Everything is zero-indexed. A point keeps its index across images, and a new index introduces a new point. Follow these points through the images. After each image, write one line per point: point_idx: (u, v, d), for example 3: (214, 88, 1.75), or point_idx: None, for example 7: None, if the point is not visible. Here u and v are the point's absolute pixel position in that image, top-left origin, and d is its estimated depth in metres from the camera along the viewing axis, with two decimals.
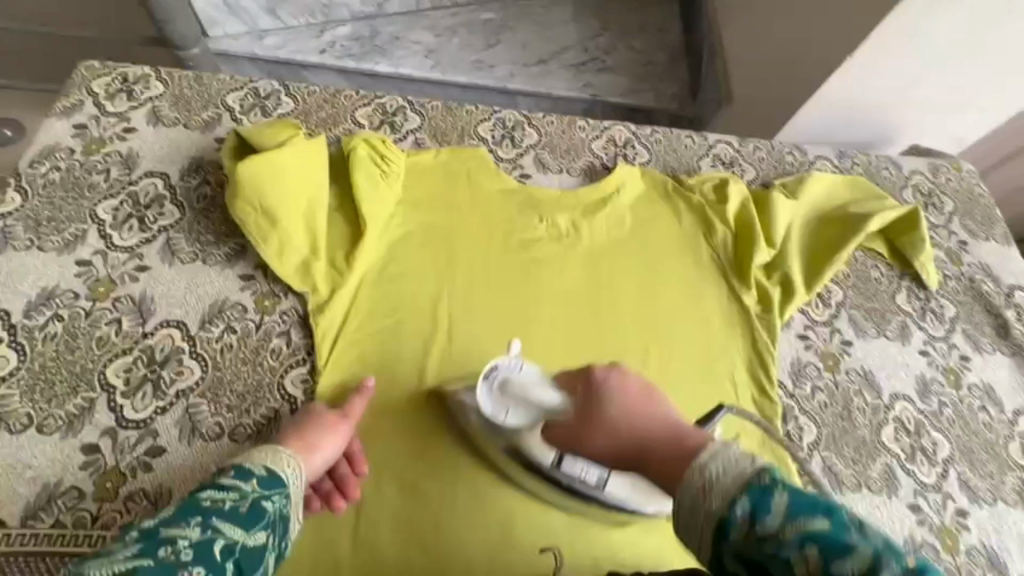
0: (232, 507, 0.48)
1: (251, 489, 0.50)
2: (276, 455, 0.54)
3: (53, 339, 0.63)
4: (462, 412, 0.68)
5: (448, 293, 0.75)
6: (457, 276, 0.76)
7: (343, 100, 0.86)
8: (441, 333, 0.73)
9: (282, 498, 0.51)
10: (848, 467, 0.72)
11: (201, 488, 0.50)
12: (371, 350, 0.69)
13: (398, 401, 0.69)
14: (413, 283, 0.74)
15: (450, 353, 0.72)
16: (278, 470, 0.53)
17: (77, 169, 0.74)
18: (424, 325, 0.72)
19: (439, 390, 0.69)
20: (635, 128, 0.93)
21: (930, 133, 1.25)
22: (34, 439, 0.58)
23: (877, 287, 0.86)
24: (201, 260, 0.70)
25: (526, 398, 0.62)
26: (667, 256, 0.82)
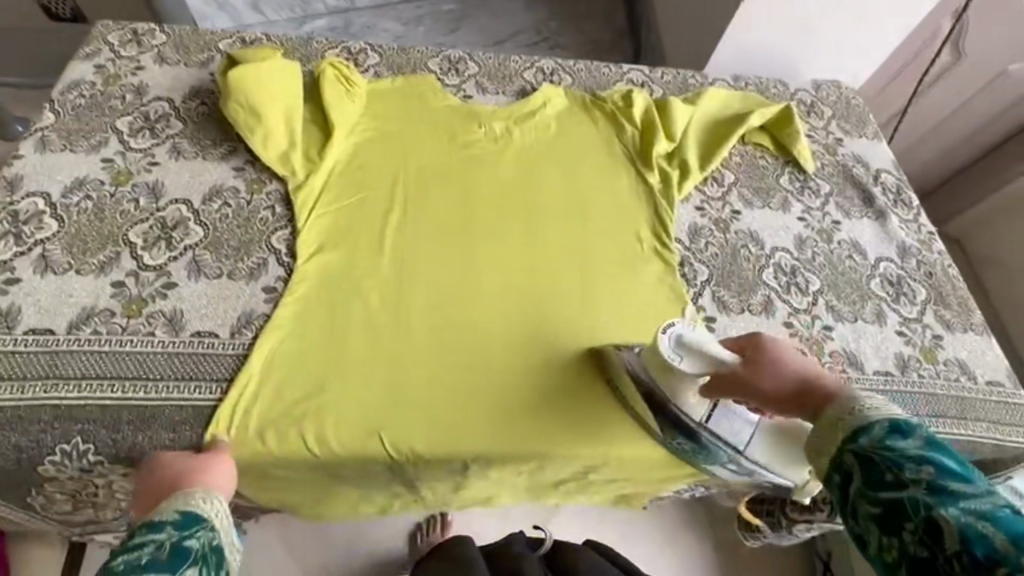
0: (150, 556, 0.52)
1: (164, 535, 0.54)
2: (186, 498, 0.59)
3: (86, 211, 0.79)
4: (416, 263, 0.83)
5: (402, 180, 0.91)
6: (409, 167, 0.93)
7: (314, 45, 1.04)
8: (396, 207, 0.88)
9: (204, 532, 0.57)
10: (734, 297, 0.88)
11: (113, 556, 0.52)
12: (336, 218, 0.84)
13: (358, 255, 0.82)
14: (373, 172, 0.90)
15: (405, 222, 0.87)
16: (191, 508, 0.58)
17: (100, 96, 0.92)
18: (382, 202, 0.88)
19: (395, 248, 0.84)
20: (560, 61, 1.13)
21: (835, 66, 1.41)
22: (74, 277, 0.74)
23: (764, 171, 1.04)
24: (202, 157, 0.87)
25: (694, 348, 0.72)
26: (586, 154, 1.00)
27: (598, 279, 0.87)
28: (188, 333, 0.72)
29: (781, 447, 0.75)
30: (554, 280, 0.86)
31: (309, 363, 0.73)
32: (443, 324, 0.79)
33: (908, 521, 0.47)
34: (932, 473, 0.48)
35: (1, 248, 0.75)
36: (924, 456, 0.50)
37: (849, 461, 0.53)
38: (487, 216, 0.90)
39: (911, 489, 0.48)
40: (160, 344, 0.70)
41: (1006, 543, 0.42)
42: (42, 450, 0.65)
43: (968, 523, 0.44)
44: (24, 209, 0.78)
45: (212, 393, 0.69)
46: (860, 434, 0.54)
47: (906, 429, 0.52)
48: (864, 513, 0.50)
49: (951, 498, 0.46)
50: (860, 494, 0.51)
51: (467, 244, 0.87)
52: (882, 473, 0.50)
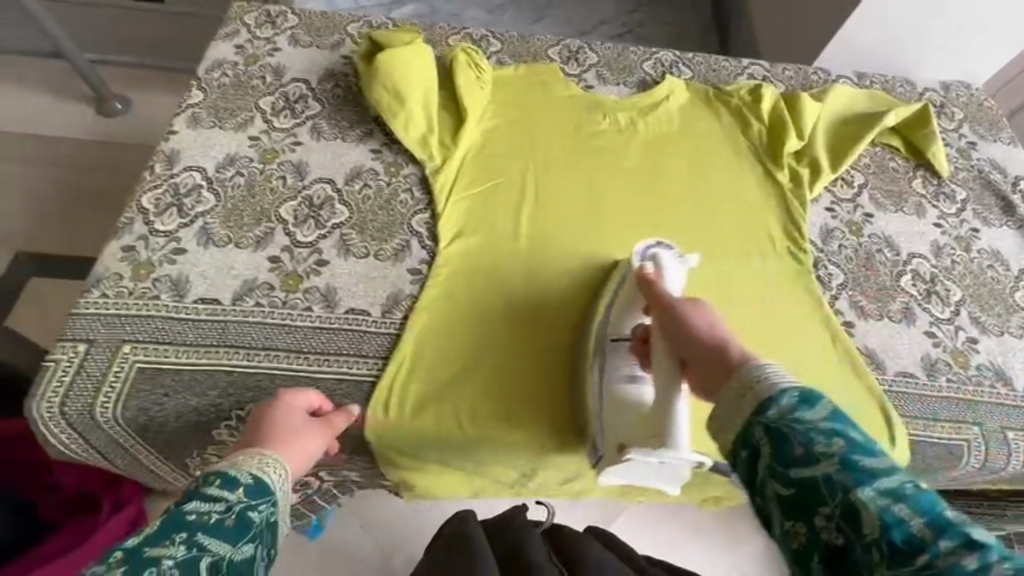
0: (218, 520, 0.48)
1: (236, 498, 0.51)
2: (264, 464, 0.56)
3: (239, 187, 0.82)
4: (552, 251, 0.84)
5: (532, 166, 0.91)
6: (537, 154, 0.93)
7: (437, 30, 1.04)
8: (529, 191, 0.88)
9: (269, 507, 0.52)
10: (872, 302, 0.85)
11: (187, 501, 0.50)
12: (474, 202, 0.85)
13: (498, 238, 0.83)
14: (504, 156, 0.91)
15: (539, 206, 0.87)
16: (265, 477, 0.55)
17: (242, 75, 0.95)
18: (515, 186, 0.88)
19: (531, 231, 0.85)
20: (678, 54, 1.10)
21: (964, 60, 1.31)
22: (235, 250, 0.76)
23: (895, 174, 1.00)
24: (341, 139, 0.89)
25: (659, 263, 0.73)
26: (711, 147, 0.98)
27: (731, 273, 0.86)
28: (342, 310, 0.74)
29: (621, 413, 0.69)
30: (686, 272, 0.86)
31: (454, 345, 0.75)
32: (577, 313, 0.80)
33: (817, 504, 0.42)
34: (842, 447, 0.42)
35: (165, 218, 0.78)
36: (832, 426, 0.44)
37: (755, 435, 0.46)
38: (614, 207, 0.90)
39: (823, 465, 0.43)
40: (319, 319, 0.72)
41: (924, 528, 0.38)
42: (218, 416, 0.67)
43: (884, 507, 0.39)
44: (183, 181, 0.81)
45: (369, 369, 0.71)
46: (771, 400, 0.46)
47: (813, 398, 0.45)
48: (772, 493, 0.45)
49: (861, 473, 0.41)
50: (773, 474, 0.45)
51: (597, 231, 0.87)
52: (790, 445, 0.44)
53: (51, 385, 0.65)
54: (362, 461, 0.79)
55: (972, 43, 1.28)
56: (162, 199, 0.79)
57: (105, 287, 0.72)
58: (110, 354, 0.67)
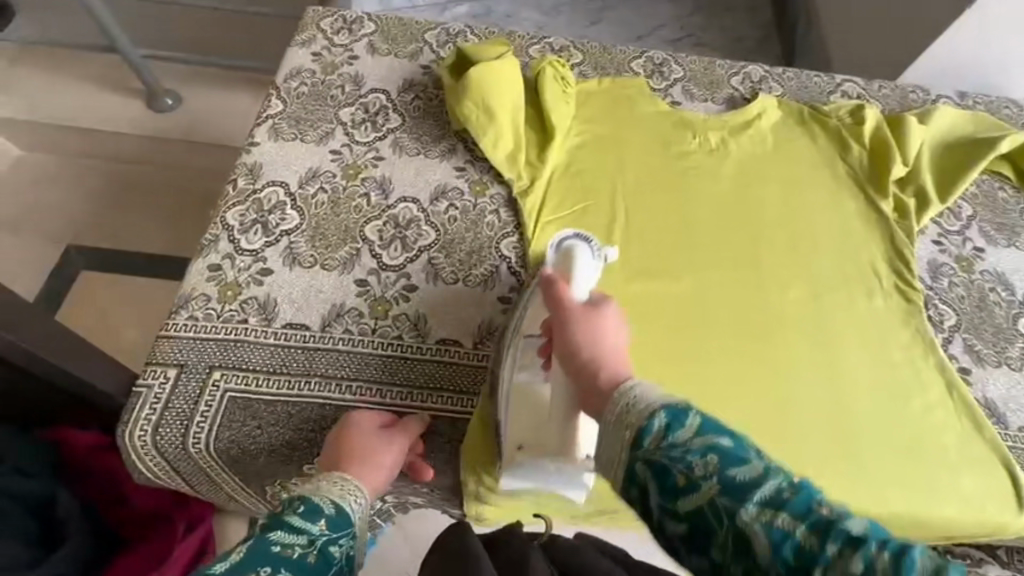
0: (302, 556, 0.48)
1: (319, 530, 0.51)
2: (345, 490, 0.55)
3: (322, 204, 0.79)
4: (645, 281, 0.81)
5: (622, 190, 0.87)
6: (626, 176, 0.89)
7: (518, 39, 1.00)
8: (619, 216, 0.85)
9: (348, 542, 0.52)
10: (989, 347, 0.80)
11: (270, 528, 0.49)
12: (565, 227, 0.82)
13: None
14: (593, 178, 0.87)
15: (630, 231, 0.84)
16: (346, 506, 0.54)
17: (320, 85, 0.92)
18: (605, 211, 0.85)
19: (621, 257, 0.81)
20: (768, 68, 1.04)
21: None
22: (321, 272, 0.74)
23: (1005, 205, 0.93)
24: (424, 154, 0.86)
25: (567, 255, 0.68)
26: (807, 170, 0.93)
27: (839, 307, 0.81)
28: (433, 340, 0.70)
29: (523, 415, 0.63)
30: (790, 305, 0.81)
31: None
32: (679, 345, 0.77)
33: (711, 533, 0.40)
34: (717, 466, 0.41)
35: (250, 237, 0.75)
36: (708, 445, 0.42)
37: (639, 472, 0.43)
38: (709, 233, 0.86)
39: (706, 493, 0.40)
40: (410, 348, 0.69)
41: (807, 535, 0.37)
42: (311, 450, 0.64)
43: (767, 524, 0.38)
44: (266, 197, 0.79)
45: (463, 405, 0.68)
46: (645, 431, 0.44)
47: (682, 415, 0.43)
48: (670, 534, 0.42)
49: (739, 493, 0.39)
50: (662, 511, 0.42)
51: (690, 257, 0.84)
52: (672, 477, 0.42)
53: (143, 412, 0.64)
54: (440, 497, 0.75)
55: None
56: (246, 215, 0.77)
57: (193, 309, 0.69)
58: (201, 380, 0.65)
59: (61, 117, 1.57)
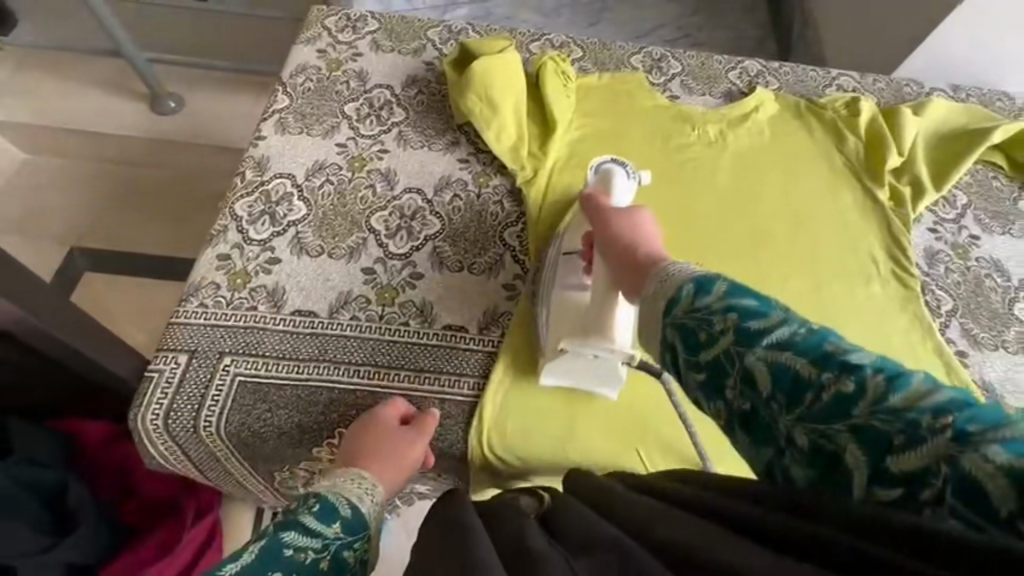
0: (314, 561, 0.46)
1: (332, 533, 0.49)
2: (363, 489, 0.55)
3: (329, 195, 0.81)
4: None
5: None
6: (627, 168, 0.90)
7: (519, 36, 1.02)
8: None
9: (362, 546, 0.51)
10: (985, 331, 0.81)
11: (283, 528, 0.47)
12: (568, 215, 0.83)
13: None
14: None
15: None
16: (362, 507, 0.53)
17: (325, 81, 0.94)
18: None
19: None
20: (764, 63, 1.06)
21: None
22: (329, 260, 0.75)
23: (999, 194, 0.95)
24: (428, 147, 0.87)
25: (606, 179, 0.74)
26: (805, 161, 0.95)
27: (841, 298, 0.83)
28: (439, 325, 0.72)
29: (564, 318, 0.66)
30: (790, 296, 0.82)
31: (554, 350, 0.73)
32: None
33: (722, 378, 0.39)
34: (734, 319, 0.39)
35: (258, 227, 0.77)
36: (730, 304, 0.40)
37: (667, 337, 0.43)
38: (712, 225, 0.87)
39: (722, 343, 0.39)
40: (416, 334, 0.71)
41: (813, 368, 0.36)
42: (320, 433, 0.66)
43: (774, 361, 0.37)
44: (274, 188, 0.80)
45: (470, 389, 0.69)
46: (672, 302, 0.43)
47: (709, 282, 0.42)
48: (690, 387, 0.42)
49: (756, 339, 0.38)
50: (684, 364, 0.42)
51: (691, 243, 0.86)
52: (693, 332, 0.41)
53: (154, 397, 0.65)
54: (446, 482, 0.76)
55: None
56: (254, 206, 0.78)
57: (203, 297, 0.71)
58: (211, 365, 0.66)
59: (67, 120, 1.58)
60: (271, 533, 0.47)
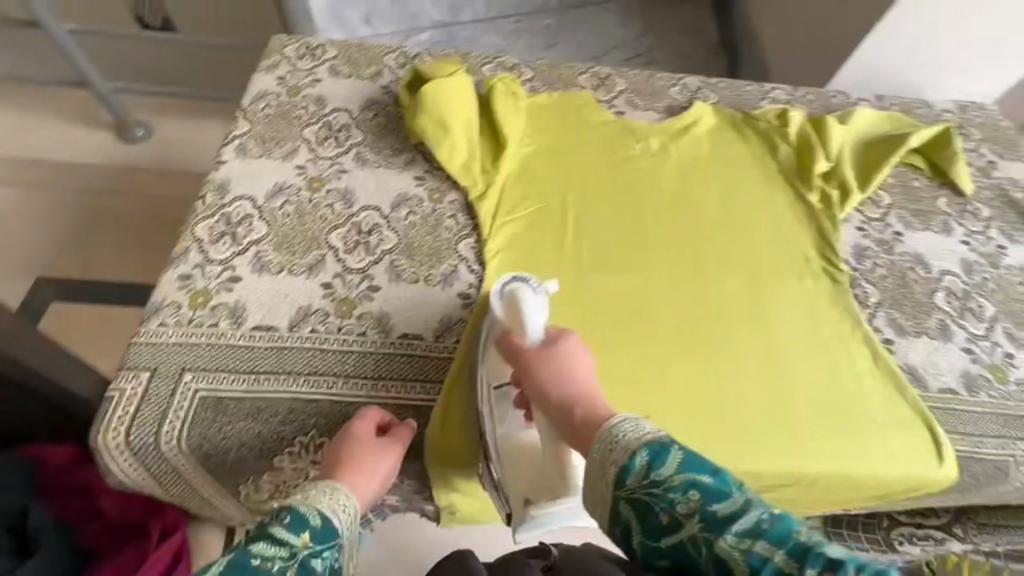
0: (281, 568, 0.54)
1: (301, 543, 0.55)
2: (334, 500, 0.59)
3: (289, 215, 0.84)
4: (599, 275, 0.87)
5: (571, 192, 0.94)
6: (575, 180, 0.95)
7: (472, 59, 1.07)
8: (568, 216, 0.91)
9: (331, 555, 0.57)
10: (909, 320, 0.87)
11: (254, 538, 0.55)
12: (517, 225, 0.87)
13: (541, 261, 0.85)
14: (543, 183, 0.94)
15: (579, 229, 0.90)
16: (332, 519, 0.58)
17: (285, 106, 0.97)
18: (555, 212, 0.91)
19: (574, 253, 0.88)
20: (704, 79, 1.14)
21: (972, 81, 1.35)
22: (289, 277, 0.78)
23: (920, 193, 1.03)
24: (385, 166, 0.91)
25: (515, 302, 0.68)
26: (741, 168, 1.01)
27: (776, 294, 0.88)
28: (396, 335, 0.75)
29: (519, 464, 0.69)
30: (728, 294, 0.88)
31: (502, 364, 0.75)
32: (636, 331, 0.83)
33: (693, 562, 0.49)
34: (697, 501, 0.50)
35: (219, 247, 0.79)
36: (686, 483, 0.52)
37: (625, 511, 0.54)
38: (657, 230, 0.93)
39: (688, 527, 0.49)
40: (373, 343, 0.74)
41: (785, 560, 0.44)
42: (281, 443, 0.68)
43: (747, 550, 0.46)
44: (235, 210, 0.83)
45: (427, 394, 0.72)
46: (626, 469, 0.54)
47: (661, 454, 0.54)
48: (660, 569, 0.51)
49: (718, 524, 0.48)
50: (651, 549, 0.52)
51: (634, 250, 0.90)
52: (655, 516, 0.52)
53: (115, 415, 0.66)
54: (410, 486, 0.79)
55: (980, 65, 1.32)
56: (215, 227, 0.81)
57: (165, 315, 0.73)
58: (172, 382, 0.68)
59: (48, 154, 1.66)
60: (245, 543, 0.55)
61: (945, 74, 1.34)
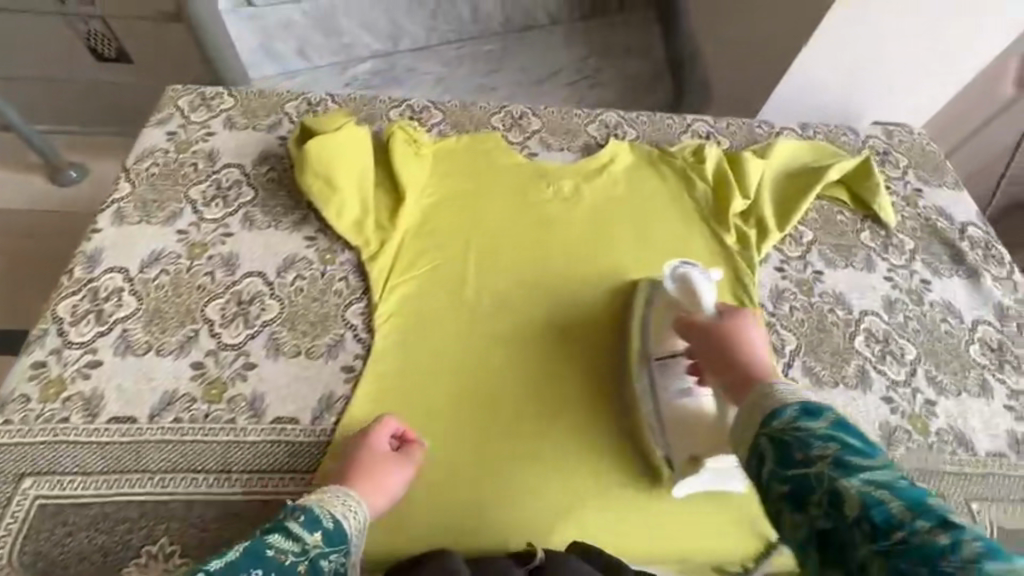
0: (293, 563, 0.55)
1: (313, 541, 0.58)
2: (346, 506, 0.62)
3: (163, 287, 0.79)
4: (501, 327, 0.83)
5: (475, 238, 0.89)
6: (480, 224, 0.91)
7: (378, 104, 1.04)
8: (469, 264, 0.87)
9: (337, 559, 0.58)
10: (826, 368, 0.84)
11: (269, 531, 0.57)
12: (412, 279, 0.83)
13: (437, 314, 0.82)
14: (444, 230, 0.89)
15: (480, 275, 0.86)
16: (343, 522, 0.60)
17: (172, 163, 0.92)
18: (456, 263, 0.87)
19: (474, 302, 0.84)
20: (622, 114, 1.10)
21: (907, 104, 1.32)
22: (154, 358, 0.72)
23: (843, 228, 1.00)
24: (275, 226, 0.86)
25: (687, 282, 0.77)
26: (658, 208, 0.97)
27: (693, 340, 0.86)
28: (268, 418, 0.69)
29: (688, 429, 0.74)
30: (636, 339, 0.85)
31: (439, 408, 0.75)
32: (555, 387, 0.80)
33: (814, 495, 0.49)
34: (838, 449, 0.50)
35: (81, 328, 0.74)
36: (828, 433, 0.52)
37: (761, 444, 0.54)
38: (564, 271, 0.89)
39: (818, 465, 0.50)
40: (242, 430, 0.68)
41: (908, 512, 0.44)
42: (127, 551, 0.62)
43: (870, 494, 0.47)
44: (103, 285, 0.78)
45: (296, 487, 0.66)
46: (775, 412, 0.55)
47: (814, 410, 0.54)
48: (776, 495, 0.52)
49: (852, 471, 0.49)
50: (775, 476, 0.52)
51: (539, 295, 0.87)
52: (792, 450, 0.52)
53: None
54: None
55: (917, 83, 1.27)
56: (79, 306, 0.75)
57: (10, 412, 0.67)
58: (12, 490, 0.64)
59: None
60: (265, 531, 0.57)
61: (883, 91, 1.29)
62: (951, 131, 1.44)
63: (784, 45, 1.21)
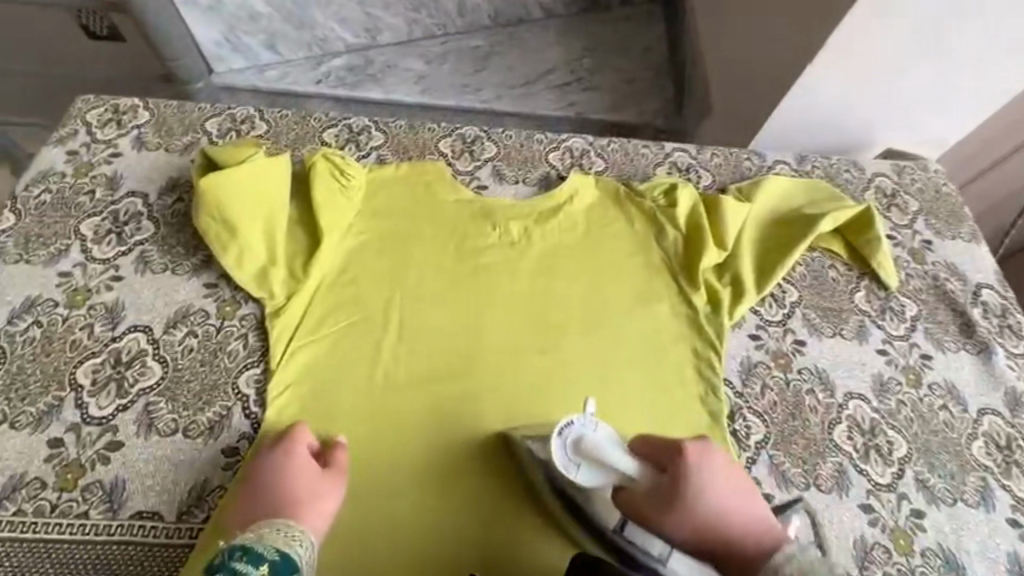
0: None
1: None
2: (289, 534, 0.54)
3: (32, 343, 0.69)
4: (418, 374, 0.73)
5: (400, 269, 0.79)
6: (407, 252, 0.81)
7: (312, 123, 0.92)
8: (393, 299, 0.77)
9: None
10: (798, 467, 0.72)
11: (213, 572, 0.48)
12: (323, 320, 0.74)
13: (351, 356, 0.73)
14: (365, 262, 0.79)
15: (405, 308, 0.77)
16: (291, 551, 0.52)
17: (67, 190, 0.81)
18: (376, 302, 0.76)
19: (395, 338, 0.75)
20: (592, 140, 0.97)
21: (924, 131, 1.16)
22: (7, 433, 0.63)
23: (835, 286, 0.86)
24: (171, 270, 0.75)
25: (594, 454, 0.59)
26: (614, 242, 0.86)
27: (645, 382, 0.76)
28: (126, 514, 0.60)
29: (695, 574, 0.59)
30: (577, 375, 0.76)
31: (369, 465, 0.67)
32: (494, 439, 0.71)
33: None
34: None
35: None
36: None
37: None
38: (499, 301, 0.80)
39: None
40: (94, 528, 0.60)
41: None
42: None
43: None
44: None
45: None
46: None
47: None
48: None
49: None
50: None
51: (471, 326, 0.77)
52: None
53: None
54: None
55: (943, 105, 1.10)
56: None
57: None
58: None
59: None
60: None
61: (903, 113, 1.12)
62: (972, 163, 1.28)
63: (792, 58, 1.04)
